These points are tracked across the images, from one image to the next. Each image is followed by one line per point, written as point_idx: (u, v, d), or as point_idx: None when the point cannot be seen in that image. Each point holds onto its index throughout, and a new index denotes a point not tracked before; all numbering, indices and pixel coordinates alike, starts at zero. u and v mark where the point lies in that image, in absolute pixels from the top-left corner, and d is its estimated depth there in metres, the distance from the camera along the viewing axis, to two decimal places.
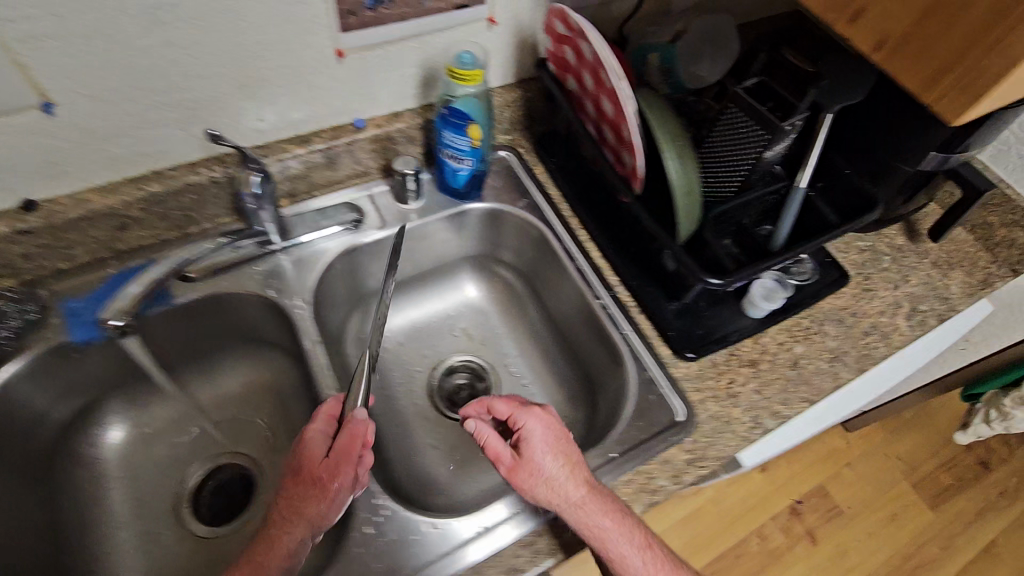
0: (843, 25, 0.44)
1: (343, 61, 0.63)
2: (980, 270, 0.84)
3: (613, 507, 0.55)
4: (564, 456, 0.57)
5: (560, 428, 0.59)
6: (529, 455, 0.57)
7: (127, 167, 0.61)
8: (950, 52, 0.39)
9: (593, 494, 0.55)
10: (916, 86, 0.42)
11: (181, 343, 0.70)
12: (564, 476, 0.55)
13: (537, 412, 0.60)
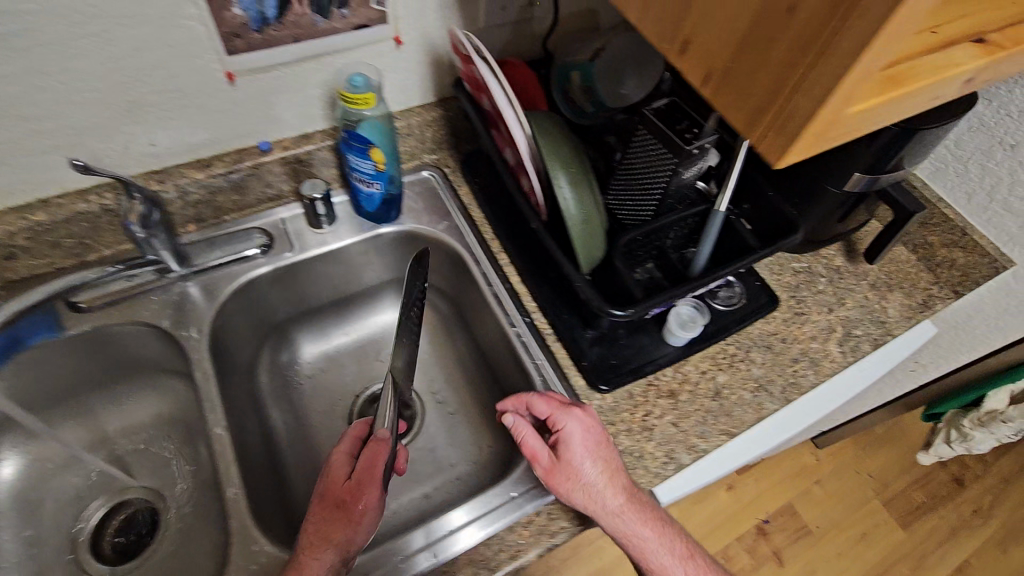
0: (673, 55, 0.35)
1: (236, 84, 0.61)
2: (920, 291, 0.81)
3: (651, 515, 0.58)
4: (606, 463, 0.57)
5: (603, 430, 0.59)
6: (570, 459, 0.57)
7: (9, 197, 0.59)
8: (772, 81, 0.29)
9: (633, 502, 0.57)
10: (742, 123, 0.32)
11: (77, 375, 0.67)
12: (606, 485, 0.56)
13: (582, 413, 0.59)
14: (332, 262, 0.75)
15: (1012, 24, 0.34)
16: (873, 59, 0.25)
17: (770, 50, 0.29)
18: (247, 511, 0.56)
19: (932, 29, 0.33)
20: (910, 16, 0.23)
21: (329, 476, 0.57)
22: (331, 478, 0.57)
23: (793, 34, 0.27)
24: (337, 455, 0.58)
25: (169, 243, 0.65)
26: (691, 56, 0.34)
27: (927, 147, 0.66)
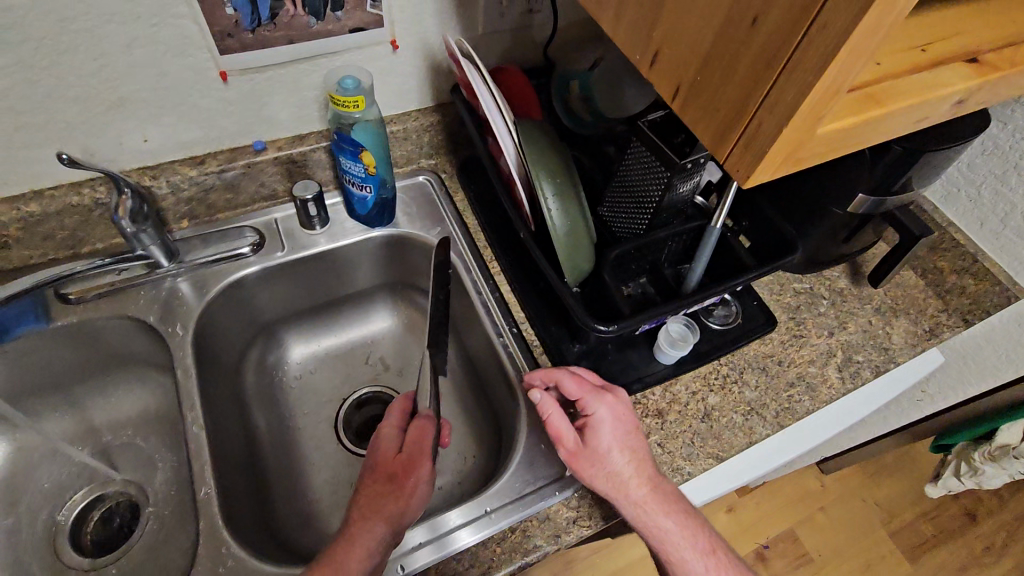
0: (645, 68, 0.34)
1: (229, 82, 0.61)
2: (927, 318, 0.78)
3: (678, 506, 0.56)
4: (632, 451, 0.56)
5: (631, 417, 0.58)
6: (596, 444, 0.56)
7: (2, 187, 0.59)
8: (739, 94, 0.28)
9: (660, 492, 0.55)
10: (711, 139, 0.30)
11: (64, 366, 0.68)
12: (632, 473, 0.55)
13: (612, 397, 0.58)
14: (321, 263, 0.75)
15: (1004, 45, 0.32)
16: (840, 73, 0.23)
17: (737, 62, 0.27)
18: (217, 511, 0.56)
19: (921, 47, 0.31)
20: (878, 28, 0.22)
21: (378, 450, 0.58)
22: (378, 453, 0.58)
23: (758, 46, 0.26)
24: (383, 433, 0.59)
25: (158, 239, 0.65)
26: (661, 70, 0.33)
27: (934, 169, 0.63)
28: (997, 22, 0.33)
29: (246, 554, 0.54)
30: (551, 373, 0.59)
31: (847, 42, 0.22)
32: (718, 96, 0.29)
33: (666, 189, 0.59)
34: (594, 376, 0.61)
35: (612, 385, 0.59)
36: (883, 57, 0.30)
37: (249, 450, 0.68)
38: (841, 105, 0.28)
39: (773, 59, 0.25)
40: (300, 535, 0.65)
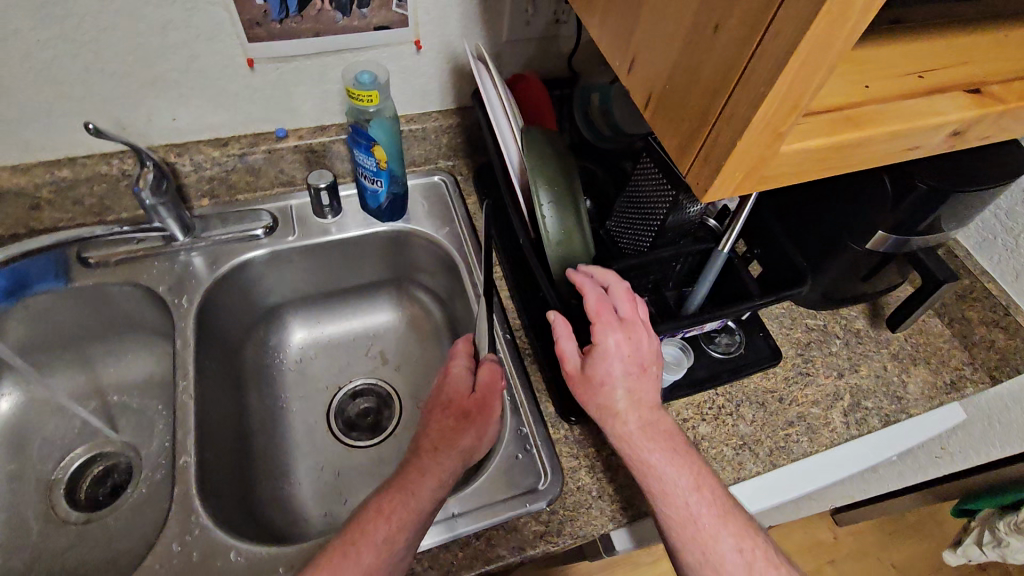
0: (623, 74, 0.33)
1: (256, 70, 0.64)
2: (951, 369, 0.74)
3: (667, 449, 0.51)
4: (630, 387, 0.52)
5: (642, 353, 0.52)
6: (596, 373, 0.52)
7: (40, 152, 0.63)
8: (701, 102, 0.27)
9: (650, 432, 0.51)
10: (675, 149, 0.29)
11: (79, 325, 0.71)
12: (625, 408, 0.51)
13: (625, 330, 0.52)
14: (330, 252, 0.77)
15: (1012, 78, 0.30)
16: (801, 82, 0.22)
17: (700, 71, 0.26)
18: (193, 480, 0.57)
19: (918, 73, 0.30)
20: (821, 52, 0.21)
21: (448, 391, 0.61)
22: (447, 393, 0.61)
23: (718, 53, 0.25)
24: (447, 378, 0.63)
25: (175, 213, 0.67)
26: (638, 78, 0.32)
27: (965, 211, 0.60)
28: (1009, 55, 0.32)
29: (213, 525, 0.55)
30: (579, 285, 0.53)
31: (803, 48, 0.21)
32: (684, 104, 0.28)
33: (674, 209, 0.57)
34: (630, 301, 0.53)
35: (636, 314, 0.53)
36: (873, 80, 0.29)
37: (240, 426, 0.69)
38: (816, 125, 0.26)
39: (729, 72, 0.24)
40: (275, 515, 0.66)
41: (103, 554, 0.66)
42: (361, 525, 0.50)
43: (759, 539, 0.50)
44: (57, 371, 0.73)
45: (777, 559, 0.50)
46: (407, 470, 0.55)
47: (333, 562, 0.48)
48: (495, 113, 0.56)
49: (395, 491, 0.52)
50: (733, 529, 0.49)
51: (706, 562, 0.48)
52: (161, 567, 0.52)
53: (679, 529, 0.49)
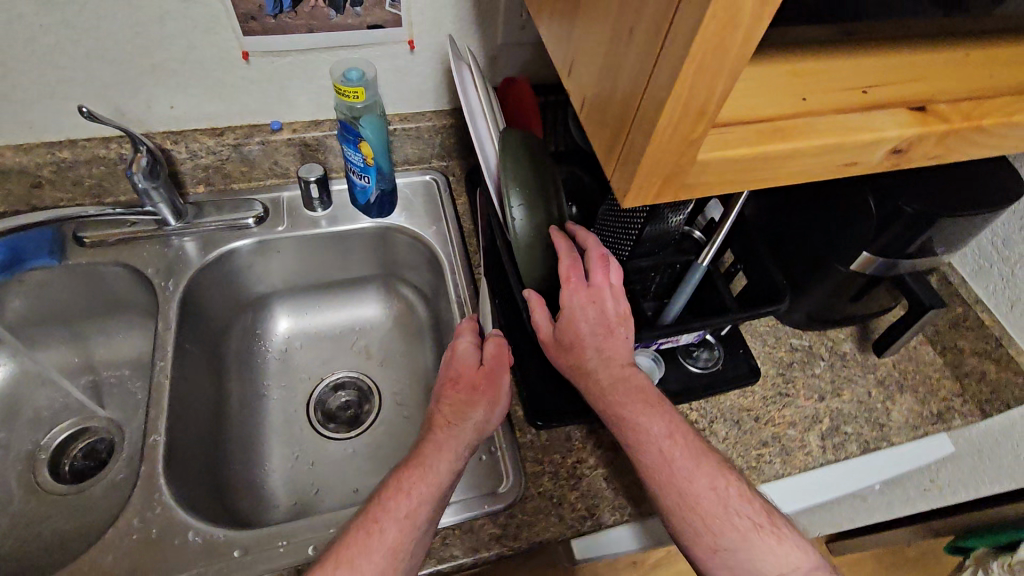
0: (564, 76, 0.33)
1: (251, 63, 0.65)
2: (937, 400, 0.73)
3: (638, 401, 0.52)
4: (599, 347, 0.53)
5: (610, 314, 0.53)
6: (566, 338, 0.53)
7: (43, 132, 0.66)
8: (621, 104, 0.26)
9: (622, 387, 0.52)
10: (601, 152, 0.29)
11: (72, 301, 0.73)
12: (593, 365, 0.53)
13: (591, 295, 0.52)
14: (317, 245, 0.78)
15: (961, 98, 0.30)
16: (699, 90, 0.21)
17: (620, 73, 0.26)
18: (160, 460, 0.58)
19: (862, 88, 0.29)
20: (717, 67, 0.20)
21: (456, 367, 0.59)
22: (454, 367, 0.59)
23: (634, 54, 0.24)
24: (452, 353, 0.60)
25: (167, 198, 0.69)
26: (577, 80, 0.32)
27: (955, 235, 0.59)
28: (962, 75, 0.31)
29: (175, 504, 0.56)
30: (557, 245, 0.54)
31: (694, 55, 0.20)
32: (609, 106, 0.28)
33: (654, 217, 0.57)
34: (601, 264, 0.53)
35: (604, 275, 0.52)
36: (811, 92, 0.28)
37: (217, 410, 0.71)
38: (738, 134, 0.26)
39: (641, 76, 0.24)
40: (242, 499, 0.67)
41: (76, 526, 0.67)
42: (382, 500, 0.50)
43: (736, 477, 0.51)
44: (51, 344, 0.75)
45: (755, 496, 0.51)
46: (423, 445, 0.54)
47: (359, 539, 0.48)
48: (473, 113, 0.56)
49: (414, 467, 0.52)
50: (709, 471, 0.50)
51: (682, 505, 0.49)
52: (121, 542, 0.54)
53: (653, 475, 0.50)
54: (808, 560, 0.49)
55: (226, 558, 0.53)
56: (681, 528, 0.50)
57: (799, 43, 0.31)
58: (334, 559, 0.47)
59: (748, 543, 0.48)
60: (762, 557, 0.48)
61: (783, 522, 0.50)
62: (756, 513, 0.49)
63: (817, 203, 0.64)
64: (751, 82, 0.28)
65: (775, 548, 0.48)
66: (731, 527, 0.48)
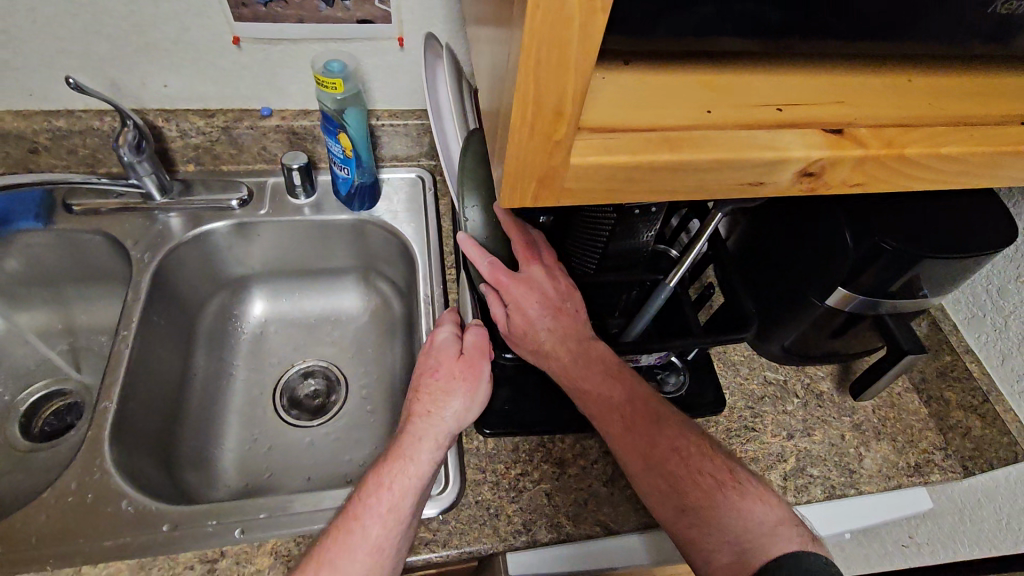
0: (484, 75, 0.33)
1: (242, 49, 0.67)
2: (916, 451, 0.67)
3: (596, 371, 0.54)
4: (551, 325, 0.55)
5: (550, 294, 0.55)
6: (519, 326, 0.55)
7: (43, 100, 0.68)
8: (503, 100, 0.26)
9: (583, 360, 0.54)
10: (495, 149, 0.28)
11: (58, 264, 0.76)
12: (550, 344, 0.55)
13: (525, 283, 0.54)
14: (296, 232, 0.79)
15: (887, 124, 0.28)
16: (548, 87, 0.21)
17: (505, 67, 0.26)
18: (107, 426, 0.60)
19: (776, 105, 0.28)
20: (551, 59, 0.20)
21: (434, 357, 0.57)
22: (434, 355, 0.58)
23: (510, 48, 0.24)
24: (429, 345, 0.59)
25: (154, 172, 0.71)
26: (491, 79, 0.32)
27: (945, 280, 0.54)
28: (894, 102, 0.29)
29: (113, 471, 0.57)
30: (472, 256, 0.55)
31: (530, 44, 0.20)
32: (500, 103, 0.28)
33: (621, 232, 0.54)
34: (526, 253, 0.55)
35: (531, 260, 0.55)
36: (718, 105, 0.27)
37: (180, 385, 0.72)
38: (624, 140, 0.25)
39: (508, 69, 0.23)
40: (191, 475, 0.68)
41: (33, 482, 0.68)
42: (363, 497, 0.50)
43: (696, 436, 0.51)
44: (37, 305, 0.78)
45: (719, 455, 0.50)
46: (401, 440, 0.53)
47: (339, 539, 0.47)
48: (439, 114, 0.57)
49: (394, 464, 0.51)
50: (667, 431, 0.51)
51: (646, 467, 0.49)
52: (55, 503, 0.55)
53: (617, 441, 0.51)
54: (775, 516, 0.46)
55: (153, 531, 0.54)
56: (648, 493, 0.49)
57: (723, 56, 0.30)
58: (316, 562, 0.46)
59: (710, 499, 0.47)
60: (727, 513, 0.45)
61: (748, 479, 0.49)
62: (719, 470, 0.49)
63: (797, 232, 0.61)
64: (655, 90, 0.28)
65: (739, 502, 0.46)
66: (694, 484, 0.48)
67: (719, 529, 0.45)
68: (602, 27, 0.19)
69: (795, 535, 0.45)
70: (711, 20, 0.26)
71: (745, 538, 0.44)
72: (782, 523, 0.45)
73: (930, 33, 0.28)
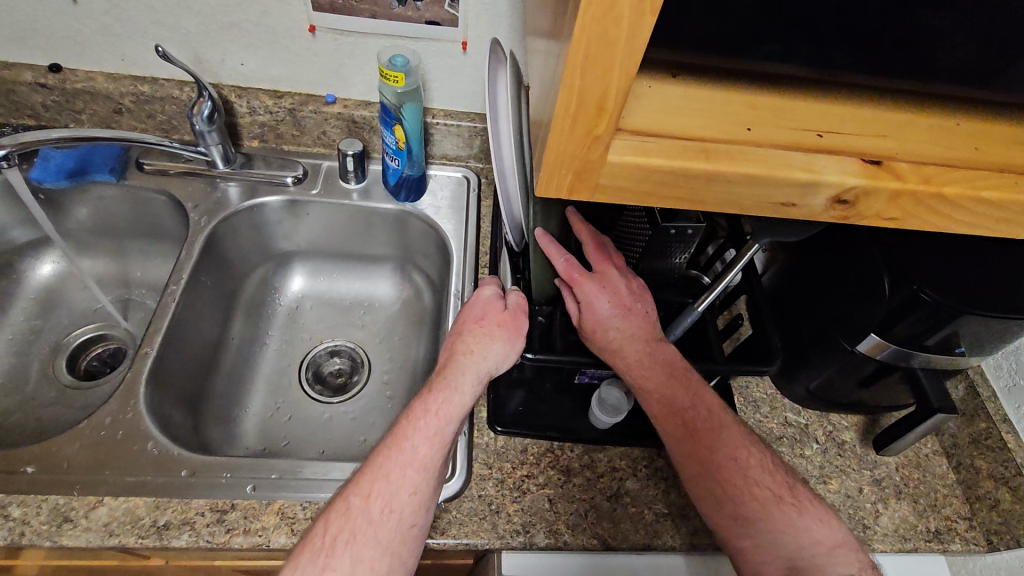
0: (537, 76, 0.35)
1: (316, 37, 0.71)
2: (937, 516, 0.65)
3: (664, 374, 0.54)
4: (623, 325, 0.54)
5: (621, 294, 0.55)
6: (590, 323, 0.55)
7: (133, 66, 0.74)
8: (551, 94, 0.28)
9: (651, 361, 0.55)
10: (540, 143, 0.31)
11: (123, 218, 0.81)
12: (622, 344, 0.54)
13: (599, 282, 0.55)
14: (342, 215, 0.82)
15: (927, 162, 0.29)
16: (593, 84, 0.24)
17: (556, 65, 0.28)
18: (145, 370, 0.63)
19: (817, 131, 0.29)
20: (597, 57, 0.23)
21: (478, 310, 0.59)
22: (478, 303, 0.60)
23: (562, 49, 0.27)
24: (472, 300, 0.61)
25: (221, 143, 0.75)
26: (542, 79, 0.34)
27: (986, 339, 0.52)
28: (936, 141, 0.30)
29: (145, 414, 0.61)
30: (548, 252, 0.55)
31: (581, 43, 0.22)
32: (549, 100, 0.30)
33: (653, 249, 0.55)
34: (598, 254, 0.56)
35: (602, 261, 0.56)
36: (759, 123, 0.29)
37: (216, 345, 0.76)
38: (662, 145, 0.27)
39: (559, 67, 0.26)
40: (214, 430, 0.71)
41: (72, 416, 0.73)
42: (410, 419, 0.52)
43: (757, 449, 0.53)
44: (98, 253, 0.84)
45: (778, 470, 0.52)
46: (445, 372, 0.55)
47: (390, 456, 0.49)
48: (497, 115, 0.52)
49: (438, 391, 0.54)
50: (731, 442, 0.52)
51: (706, 475, 0.51)
52: (89, 435, 0.58)
53: (679, 444, 0.52)
54: (832, 537, 0.49)
55: (172, 474, 0.57)
56: (703, 497, 0.51)
57: (774, 78, 0.31)
58: (367, 474, 0.48)
59: (768, 515, 0.49)
60: (782, 529, 0.49)
61: (805, 497, 0.51)
62: (777, 486, 0.51)
63: (836, 272, 0.60)
64: (701, 105, 0.29)
65: (796, 521, 0.49)
66: (752, 497, 0.50)
67: (772, 542, 0.48)
68: (649, 28, 0.22)
69: (854, 560, 0.48)
70: (756, 39, 0.27)
71: (798, 555, 0.48)
72: (839, 547, 0.48)
73: (979, 76, 0.29)
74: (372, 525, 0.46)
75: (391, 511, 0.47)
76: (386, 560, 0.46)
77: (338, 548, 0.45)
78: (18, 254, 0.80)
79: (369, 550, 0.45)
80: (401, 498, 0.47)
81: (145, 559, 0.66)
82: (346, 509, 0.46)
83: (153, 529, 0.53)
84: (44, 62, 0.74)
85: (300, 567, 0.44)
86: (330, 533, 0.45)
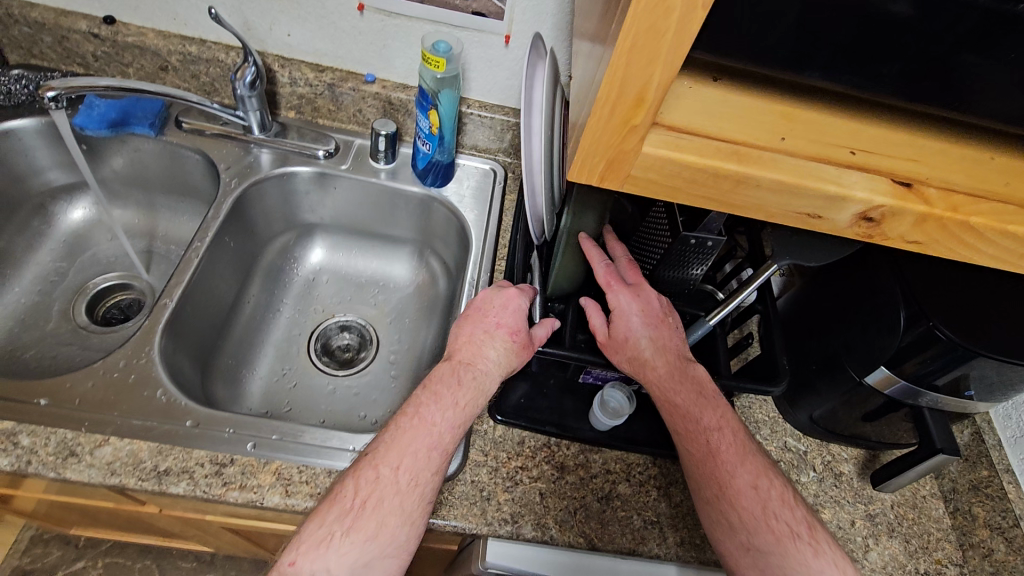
0: (584, 74, 0.36)
1: (364, 16, 0.72)
2: (929, 558, 0.64)
3: (692, 392, 0.54)
4: (652, 336, 0.56)
5: (653, 307, 0.57)
6: (620, 333, 0.56)
7: (183, 26, 0.76)
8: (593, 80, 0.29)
9: (679, 377, 0.55)
10: (576, 129, 0.32)
11: (158, 173, 0.83)
12: (651, 355, 0.55)
13: (633, 292, 0.57)
14: (369, 192, 0.83)
15: (956, 190, 0.29)
16: (636, 75, 0.24)
17: (601, 53, 0.29)
18: (163, 319, 0.65)
19: (851, 148, 0.30)
20: (636, 51, 0.23)
21: (498, 316, 0.59)
22: (502, 302, 0.60)
23: (609, 36, 0.27)
24: (494, 299, 0.60)
25: (259, 109, 0.77)
26: (586, 73, 0.34)
27: (998, 385, 0.52)
28: (971, 172, 0.30)
29: (158, 361, 0.62)
30: (589, 255, 0.58)
31: (628, 35, 0.23)
32: (589, 87, 0.31)
33: (669, 256, 0.55)
34: (632, 268, 0.59)
35: (638, 275, 0.58)
36: (794, 135, 0.29)
37: (231, 306, 0.77)
38: (695, 143, 0.28)
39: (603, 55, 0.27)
40: (219, 386, 0.72)
41: (84, 357, 0.74)
42: (437, 404, 0.53)
43: (778, 482, 0.53)
44: (128, 204, 0.86)
45: (797, 505, 0.52)
46: (469, 368, 0.56)
47: (417, 435, 0.50)
48: (531, 108, 0.53)
49: (465, 385, 0.54)
50: (752, 470, 0.52)
51: (721, 499, 0.51)
52: (102, 375, 0.60)
53: (699, 465, 0.53)
54: None
55: (177, 423, 0.58)
56: (717, 522, 0.51)
57: (815, 93, 0.32)
58: (397, 448, 0.50)
59: (781, 549, 0.49)
60: (796, 567, 0.48)
61: (823, 539, 0.51)
62: (795, 522, 0.51)
63: (850, 300, 0.60)
64: (739, 109, 0.30)
65: (811, 562, 0.49)
66: (767, 530, 0.50)
67: None
68: (697, 25, 0.22)
69: None
70: (797, 52, 0.28)
71: None
72: None
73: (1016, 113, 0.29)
74: (398, 496, 0.48)
75: (416, 486, 0.48)
76: (407, 527, 0.48)
77: (365, 512, 0.47)
78: (52, 196, 0.83)
79: (394, 518, 0.47)
80: (426, 476, 0.49)
81: (139, 503, 0.67)
82: (375, 476, 0.48)
83: (153, 473, 0.54)
84: (99, 13, 0.76)
85: (328, 522, 0.46)
86: (358, 497, 0.47)
